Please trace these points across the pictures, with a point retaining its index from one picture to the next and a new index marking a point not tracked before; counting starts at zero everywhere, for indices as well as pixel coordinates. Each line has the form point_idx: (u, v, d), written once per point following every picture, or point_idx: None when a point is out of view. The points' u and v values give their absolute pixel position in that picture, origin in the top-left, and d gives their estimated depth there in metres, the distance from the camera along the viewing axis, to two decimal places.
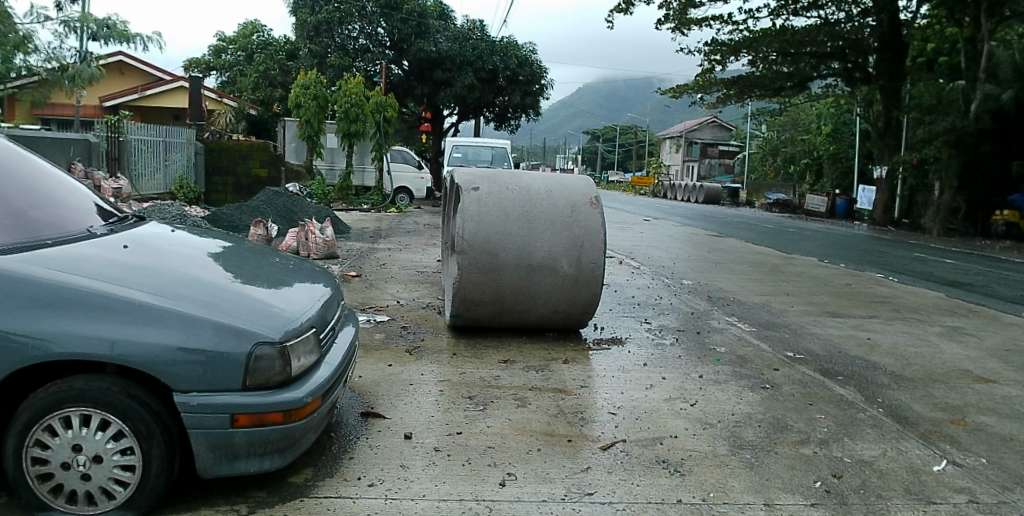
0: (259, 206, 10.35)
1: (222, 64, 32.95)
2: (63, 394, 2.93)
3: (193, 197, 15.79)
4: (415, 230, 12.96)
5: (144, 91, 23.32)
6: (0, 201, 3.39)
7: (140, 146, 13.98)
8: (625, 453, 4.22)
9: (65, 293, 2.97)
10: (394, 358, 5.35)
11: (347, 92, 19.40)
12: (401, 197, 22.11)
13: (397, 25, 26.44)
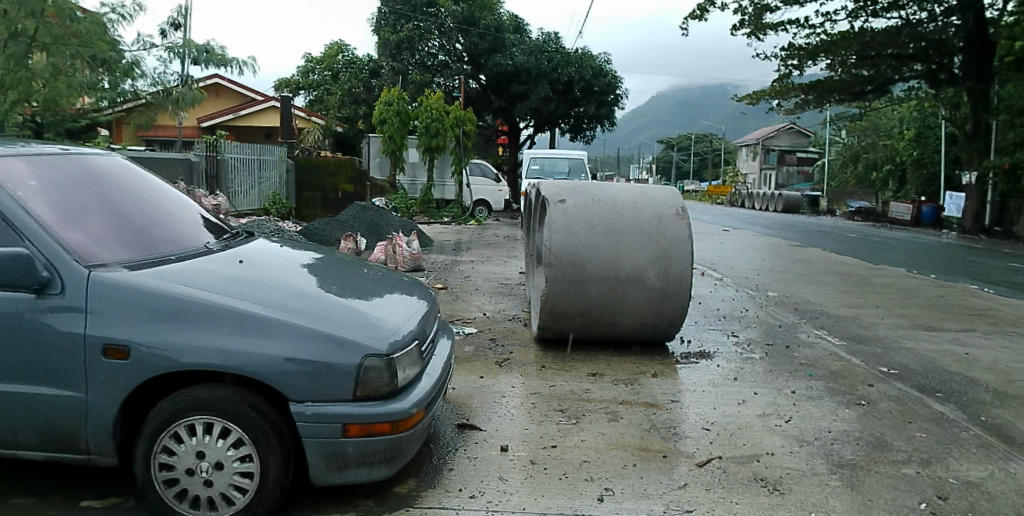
0: (347, 221, 10.52)
1: (307, 83, 33.50)
2: (187, 403, 3.11)
3: (285, 213, 16.18)
4: (496, 242, 13.01)
5: (238, 111, 23.83)
6: (124, 222, 3.55)
7: (238, 165, 14.45)
8: (722, 470, 4.08)
9: (186, 307, 3.10)
10: (485, 370, 5.35)
11: (428, 107, 19.68)
12: (480, 210, 22.07)
13: (474, 40, 26.90)
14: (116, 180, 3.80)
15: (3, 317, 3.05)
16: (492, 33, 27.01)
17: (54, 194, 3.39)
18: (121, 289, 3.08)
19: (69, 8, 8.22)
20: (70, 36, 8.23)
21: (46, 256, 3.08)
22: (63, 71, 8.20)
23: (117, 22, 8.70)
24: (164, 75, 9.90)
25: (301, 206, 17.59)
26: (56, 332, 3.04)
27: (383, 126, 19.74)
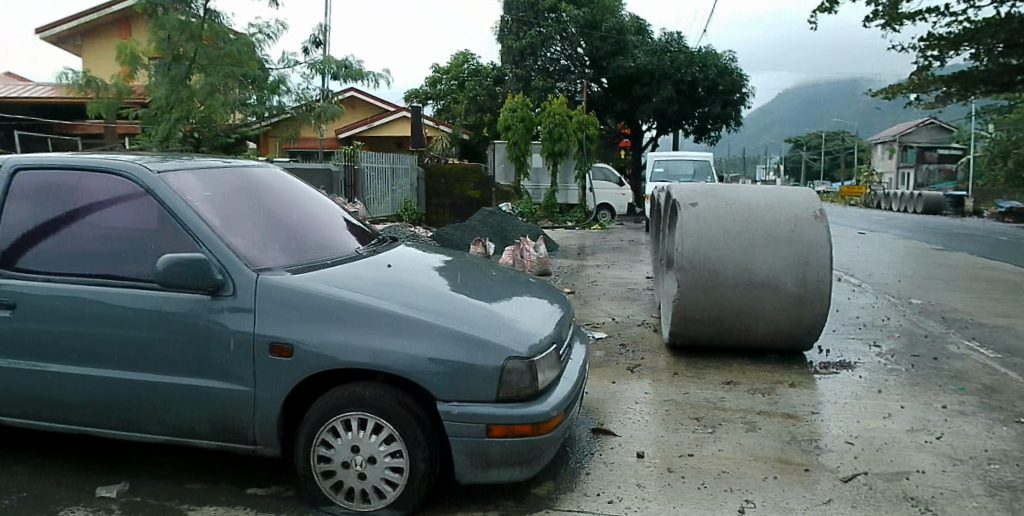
0: (476, 225, 10.73)
1: (434, 94, 33.76)
2: (343, 398, 3.27)
3: (416, 220, 16.70)
4: (620, 247, 12.90)
5: (371, 122, 24.13)
6: (285, 229, 3.78)
7: (373, 174, 15.07)
8: (868, 487, 3.82)
9: (343, 308, 3.25)
10: (617, 375, 5.31)
11: (552, 112, 19.95)
12: (603, 215, 21.71)
13: (596, 44, 26.91)
14: (271, 189, 4.04)
15: (178, 316, 3.25)
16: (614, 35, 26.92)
17: (222, 203, 3.64)
18: (284, 292, 3.25)
19: (223, 31, 8.95)
20: (225, 57, 8.92)
21: (218, 261, 3.29)
22: (220, 89, 8.84)
23: (263, 41, 9.30)
24: (307, 90, 10.10)
25: (432, 212, 17.96)
26: (227, 331, 3.22)
27: (507, 132, 20.14)
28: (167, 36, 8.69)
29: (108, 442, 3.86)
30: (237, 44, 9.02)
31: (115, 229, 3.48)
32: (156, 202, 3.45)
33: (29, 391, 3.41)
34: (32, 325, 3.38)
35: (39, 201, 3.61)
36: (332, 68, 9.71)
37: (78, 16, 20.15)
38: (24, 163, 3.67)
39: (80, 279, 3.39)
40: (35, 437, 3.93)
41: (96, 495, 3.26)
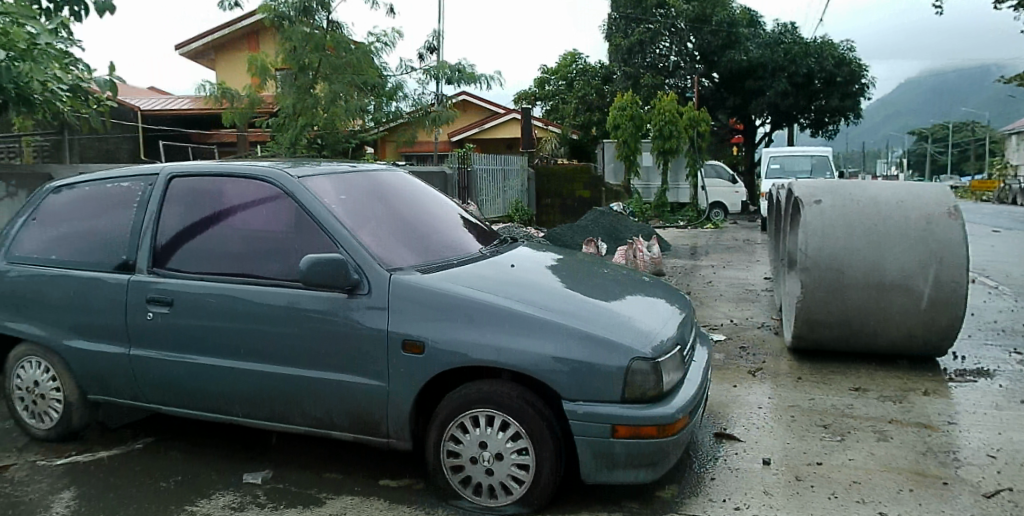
0: (587, 226, 10.62)
1: (541, 94, 31.01)
2: (472, 395, 3.35)
3: (527, 220, 16.68)
4: (735, 247, 12.49)
5: (483, 124, 23.26)
6: (415, 230, 3.91)
7: (486, 175, 15.25)
8: (1015, 505, 3.47)
9: (473, 306, 3.33)
10: (738, 379, 5.19)
11: (660, 110, 19.45)
12: (717, 212, 20.95)
13: (707, 38, 26.22)
14: (397, 192, 4.19)
15: (318, 313, 3.41)
16: (726, 28, 26.15)
17: (356, 206, 3.81)
18: (416, 291, 3.37)
19: (345, 41, 9.38)
20: (347, 65, 9.35)
21: (355, 261, 3.45)
22: (343, 96, 9.27)
23: (382, 49, 9.64)
24: (422, 95, 10.25)
25: (541, 212, 17.92)
26: (363, 327, 3.36)
27: (618, 131, 19.82)
28: (293, 48, 9.23)
29: (251, 431, 4.11)
30: (359, 53, 9.40)
31: (258, 231, 3.69)
32: (298, 205, 3.65)
33: (183, 382, 3.65)
34: (185, 320, 3.61)
35: (189, 205, 3.85)
36: (447, 73, 9.89)
37: (213, 32, 21.63)
38: (176, 170, 3.94)
39: (228, 277, 3.61)
40: (185, 426, 4.23)
41: (244, 481, 3.46)
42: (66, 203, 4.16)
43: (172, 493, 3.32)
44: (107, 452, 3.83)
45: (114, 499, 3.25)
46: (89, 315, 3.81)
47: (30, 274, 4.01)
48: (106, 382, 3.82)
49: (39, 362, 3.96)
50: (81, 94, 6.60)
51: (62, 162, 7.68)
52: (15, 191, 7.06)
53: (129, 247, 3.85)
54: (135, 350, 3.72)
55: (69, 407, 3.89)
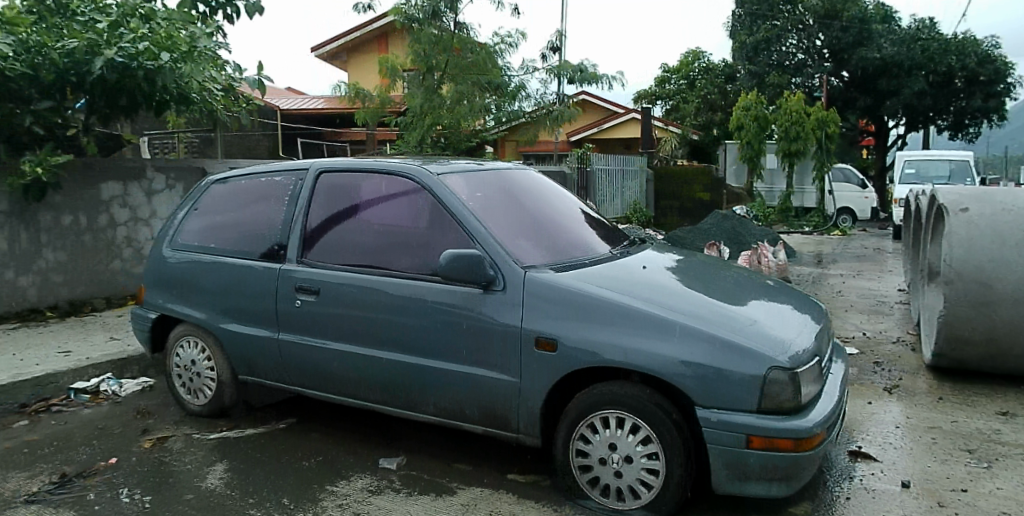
0: (709, 229, 10.26)
1: (665, 93, 28.99)
2: (603, 396, 3.33)
3: (646, 222, 16.14)
4: (866, 256, 11.77)
5: (603, 124, 21.79)
6: (548, 228, 3.95)
7: (604, 176, 15.04)
8: None
9: (609, 307, 3.32)
10: (873, 396, 4.93)
11: (787, 110, 18.28)
12: (844, 219, 19.53)
13: (837, 34, 24.49)
14: (528, 190, 4.23)
15: (455, 307, 3.51)
16: (858, 24, 24.40)
17: (490, 203, 3.88)
18: (551, 289, 3.40)
19: (470, 42, 9.60)
20: (472, 65, 9.60)
21: (492, 258, 3.53)
22: (467, 98, 9.55)
23: (506, 50, 9.78)
24: (545, 94, 10.26)
25: (660, 215, 17.36)
26: (498, 323, 3.43)
27: (740, 132, 18.88)
28: (422, 50, 9.54)
29: (382, 418, 4.28)
30: (485, 53, 9.62)
31: (396, 225, 3.82)
32: (437, 202, 3.75)
33: (324, 368, 3.84)
34: (329, 308, 3.79)
35: (332, 199, 4.04)
36: (568, 72, 9.88)
37: (346, 35, 22.60)
38: (323, 166, 4.13)
39: (368, 270, 3.77)
40: (320, 409, 4.46)
41: (380, 465, 3.62)
42: (222, 195, 4.46)
43: (314, 473, 3.51)
44: (253, 429, 4.09)
45: (262, 474, 3.48)
46: (240, 301, 4.07)
47: (190, 260, 4.32)
48: (254, 365, 4.07)
49: (196, 342, 4.28)
50: (232, 92, 7.03)
51: (214, 157, 8.24)
52: (173, 184, 7.66)
53: (277, 237, 4.08)
54: (282, 335, 3.95)
55: (221, 385, 4.19)
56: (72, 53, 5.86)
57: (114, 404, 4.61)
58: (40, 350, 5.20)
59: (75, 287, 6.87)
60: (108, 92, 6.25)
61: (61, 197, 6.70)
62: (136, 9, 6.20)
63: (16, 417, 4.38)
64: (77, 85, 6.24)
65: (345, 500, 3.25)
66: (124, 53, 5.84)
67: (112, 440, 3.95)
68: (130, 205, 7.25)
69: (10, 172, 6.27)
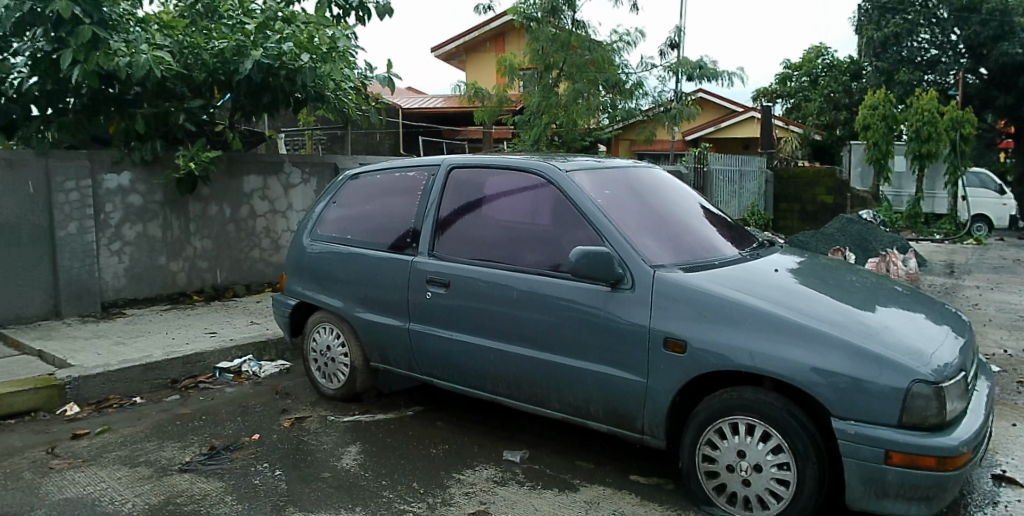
0: (834, 234, 9.79)
1: (786, 91, 28.00)
2: (733, 401, 3.26)
3: (763, 224, 15.50)
4: (1010, 269, 10.86)
5: (720, 123, 21.01)
6: (677, 227, 3.99)
7: (722, 177, 14.66)
8: None
9: (740, 309, 3.25)
10: (1017, 417, 4.61)
11: (918, 108, 17.18)
12: (979, 225, 17.64)
13: (975, 29, 22.96)
14: (652, 190, 4.28)
15: (583, 305, 3.59)
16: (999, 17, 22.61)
17: (619, 202, 3.95)
18: (681, 290, 3.39)
19: (588, 40, 9.60)
20: (590, 64, 9.56)
21: (621, 256, 3.58)
22: (585, 95, 9.47)
23: (623, 48, 9.76)
24: (663, 92, 10.19)
25: (778, 217, 16.52)
26: (625, 322, 3.47)
27: (867, 132, 17.69)
28: (540, 48, 9.63)
29: (506, 412, 4.45)
30: (603, 51, 9.56)
31: (528, 224, 3.96)
32: (566, 200, 3.86)
33: (455, 359, 4.05)
34: (461, 302, 4.00)
35: (464, 196, 4.24)
36: (687, 69, 9.69)
37: (467, 34, 23.10)
38: (455, 162, 4.36)
39: (498, 266, 3.93)
40: (446, 399, 4.69)
41: (505, 458, 3.83)
42: (359, 189, 4.76)
43: (443, 462, 3.78)
44: (384, 415, 4.37)
45: (394, 458, 3.82)
46: (375, 291, 4.34)
47: (328, 250, 4.64)
48: (387, 353, 4.33)
49: (331, 328, 4.59)
50: (363, 90, 7.35)
51: (344, 153, 8.67)
52: (308, 178, 8.13)
53: (412, 230, 4.33)
54: (413, 325, 4.19)
55: (354, 372, 4.48)
56: (222, 52, 6.31)
57: (254, 384, 4.95)
58: (190, 330, 5.64)
59: (218, 272, 7.41)
60: (252, 92, 6.70)
61: (208, 190, 7.22)
62: (277, 13, 6.69)
63: (169, 391, 4.77)
64: (225, 83, 6.70)
65: (471, 489, 3.47)
66: (269, 55, 6.26)
67: (256, 418, 4.33)
68: (269, 197, 7.75)
69: (166, 166, 6.85)
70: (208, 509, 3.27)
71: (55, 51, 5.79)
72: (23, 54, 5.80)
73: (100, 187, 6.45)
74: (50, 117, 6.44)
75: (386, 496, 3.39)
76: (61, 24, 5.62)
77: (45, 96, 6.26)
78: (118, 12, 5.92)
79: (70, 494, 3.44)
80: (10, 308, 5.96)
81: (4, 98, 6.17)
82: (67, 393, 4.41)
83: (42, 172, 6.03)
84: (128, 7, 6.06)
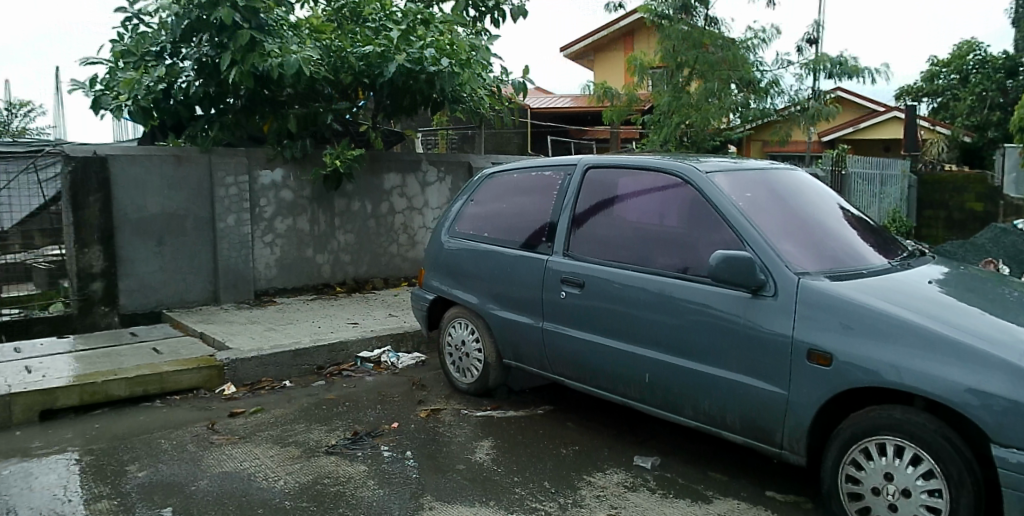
0: (987, 245, 9.07)
1: (931, 90, 25.13)
2: (881, 420, 3.08)
3: (904, 233, 14.57)
4: None
5: (858, 123, 19.74)
6: (823, 232, 3.84)
7: (861, 179, 14.25)
8: None
9: (886, 321, 3.05)
10: None
11: None
12: None
13: None
14: (794, 193, 4.14)
15: (722, 312, 3.52)
16: None
17: (759, 203, 3.85)
18: (824, 298, 3.24)
19: (720, 37, 9.40)
20: (722, 62, 9.31)
21: (763, 262, 3.47)
22: (717, 95, 9.32)
23: (760, 45, 9.46)
24: (800, 90, 9.91)
25: (921, 225, 15.45)
26: (765, 331, 3.36)
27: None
28: (672, 47, 9.51)
29: (636, 419, 4.47)
30: (735, 48, 9.31)
31: (662, 226, 3.94)
32: (704, 202, 3.80)
33: (586, 359, 4.10)
34: (594, 302, 4.05)
35: (599, 196, 4.30)
36: (826, 67, 9.27)
37: (595, 34, 23.05)
38: (591, 162, 4.44)
39: (632, 268, 3.94)
40: (577, 402, 4.78)
41: (636, 463, 3.84)
42: (499, 188, 4.94)
43: (574, 462, 3.84)
44: (516, 413, 4.52)
45: (525, 455, 3.91)
46: (510, 289, 4.49)
47: (466, 247, 4.85)
48: (521, 350, 4.47)
49: (467, 324, 4.81)
50: (497, 93, 7.51)
51: (477, 153, 8.90)
52: (443, 177, 8.42)
53: (550, 228, 4.44)
54: (546, 324, 4.30)
55: (488, 367, 4.66)
56: (368, 56, 6.63)
57: (393, 374, 5.19)
58: (334, 320, 5.97)
59: (358, 266, 7.84)
60: (393, 93, 7.06)
61: (352, 186, 7.65)
62: (418, 15, 6.92)
63: (316, 376, 5.10)
64: (370, 85, 7.02)
65: (602, 492, 3.48)
66: (411, 59, 6.52)
67: (394, 407, 4.55)
68: (407, 195, 8.11)
69: (314, 164, 7.31)
70: (353, 491, 3.44)
71: (217, 55, 6.36)
72: (190, 59, 6.35)
73: (256, 183, 7.01)
74: (212, 116, 6.90)
75: (518, 493, 3.45)
76: (224, 29, 6.14)
77: (207, 97, 6.69)
78: (274, 18, 6.37)
79: (230, 468, 3.71)
80: (175, 293, 6.58)
81: (173, 101, 6.65)
82: (225, 373, 4.84)
83: (205, 169, 6.64)
84: (284, 13, 6.52)
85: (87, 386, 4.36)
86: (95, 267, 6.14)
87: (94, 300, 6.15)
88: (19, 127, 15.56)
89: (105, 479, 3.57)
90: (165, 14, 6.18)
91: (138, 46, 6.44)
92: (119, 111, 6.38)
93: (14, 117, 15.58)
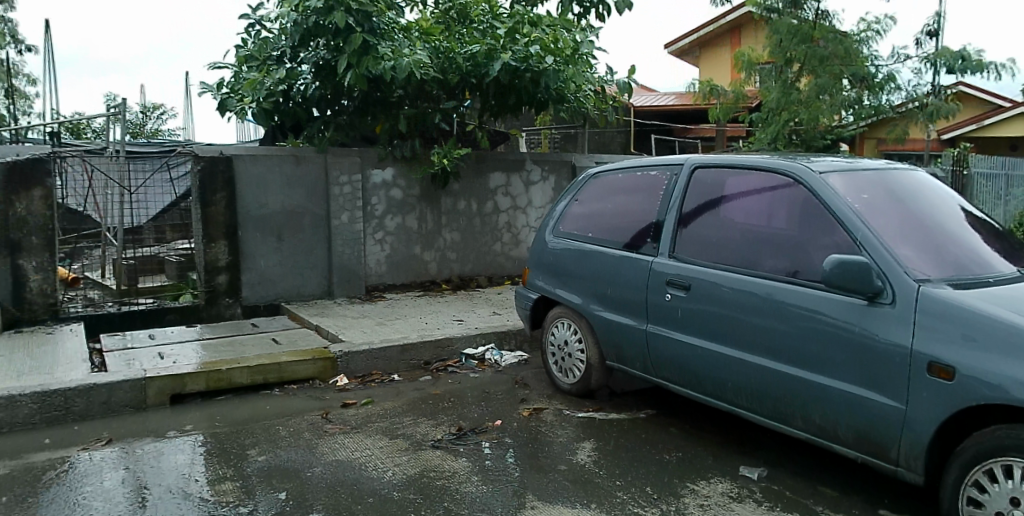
0: None
1: None
2: (1008, 440, 2.79)
3: None
4: None
5: (983, 120, 18.61)
6: (948, 236, 3.63)
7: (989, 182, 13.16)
8: None
9: (1014, 333, 2.77)
10: None
11: None
12: None
13: None
14: (915, 195, 3.92)
15: (837, 321, 3.36)
16: None
17: (878, 205, 3.68)
18: (946, 307, 3.01)
19: (831, 31, 9.06)
20: (834, 56, 9.00)
21: (880, 267, 3.29)
22: (828, 91, 8.98)
23: (874, 38, 9.08)
24: (918, 86, 9.52)
25: None
26: (883, 342, 3.16)
27: None
28: (779, 41, 9.23)
29: (745, 430, 4.37)
30: (846, 42, 8.98)
31: (771, 228, 3.83)
32: (818, 204, 3.66)
33: (691, 363, 4.03)
34: (699, 306, 3.98)
35: (705, 196, 4.22)
36: (947, 60, 8.77)
37: (699, 31, 22.65)
38: (698, 161, 4.35)
39: (740, 272, 3.85)
40: (682, 408, 4.72)
41: (741, 473, 3.76)
42: (603, 188, 4.94)
43: (679, 469, 3.80)
44: (617, 415, 4.53)
45: (626, 459, 3.89)
46: (613, 290, 4.49)
47: (571, 247, 4.88)
48: (624, 353, 4.45)
49: (570, 324, 4.83)
50: (602, 93, 7.53)
51: (582, 153, 8.89)
52: (548, 176, 8.43)
53: (654, 229, 4.40)
54: (650, 326, 4.26)
55: (591, 369, 4.67)
56: (475, 56, 6.72)
57: (496, 372, 5.27)
58: (440, 316, 6.13)
59: (463, 263, 7.98)
60: (498, 93, 7.13)
61: (458, 185, 7.80)
62: (524, 17, 7.01)
63: (422, 371, 5.25)
64: (476, 86, 7.13)
65: (705, 501, 3.42)
66: (517, 57, 6.64)
67: (496, 404, 4.62)
68: (511, 194, 8.18)
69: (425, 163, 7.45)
70: (457, 486, 3.51)
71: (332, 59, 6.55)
72: (308, 62, 6.64)
73: (368, 182, 7.25)
74: (328, 117, 7.22)
75: (620, 497, 3.44)
76: (339, 33, 6.37)
77: (323, 100, 7.02)
78: (385, 22, 6.61)
79: (341, 456, 3.86)
80: (292, 286, 6.91)
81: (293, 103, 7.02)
82: (338, 365, 5.06)
83: (321, 167, 6.93)
84: (395, 17, 6.75)
85: (212, 373, 4.66)
86: (220, 261, 6.54)
87: (219, 292, 6.56)
88: (154, 129, 16.56)
89: (227, 462, 3.78)
90: (286, 20, 6.50)
91: (261, 51, 6.79)
92: (243, 113, 6.75)
93: (149, 120, 16.63)
